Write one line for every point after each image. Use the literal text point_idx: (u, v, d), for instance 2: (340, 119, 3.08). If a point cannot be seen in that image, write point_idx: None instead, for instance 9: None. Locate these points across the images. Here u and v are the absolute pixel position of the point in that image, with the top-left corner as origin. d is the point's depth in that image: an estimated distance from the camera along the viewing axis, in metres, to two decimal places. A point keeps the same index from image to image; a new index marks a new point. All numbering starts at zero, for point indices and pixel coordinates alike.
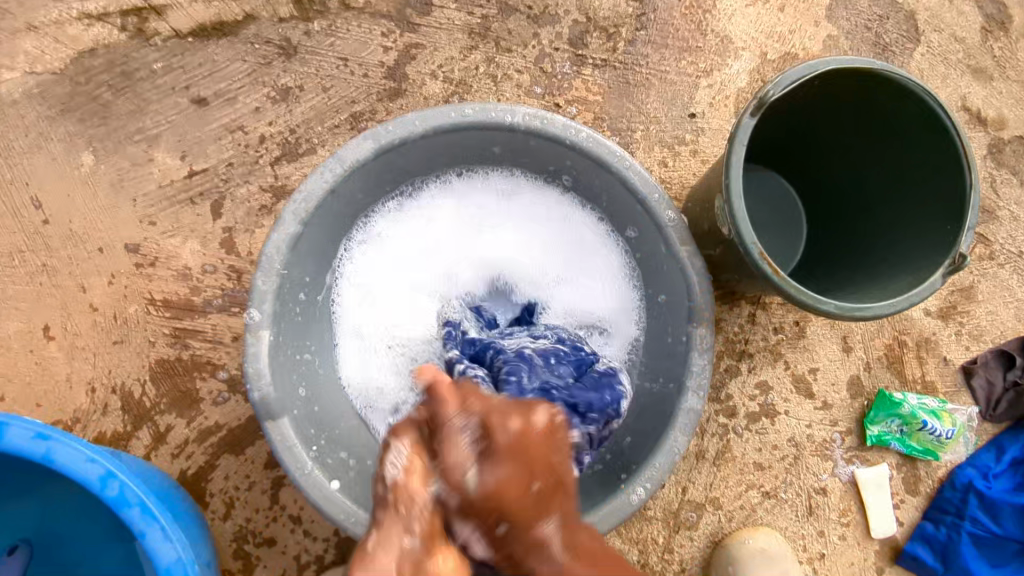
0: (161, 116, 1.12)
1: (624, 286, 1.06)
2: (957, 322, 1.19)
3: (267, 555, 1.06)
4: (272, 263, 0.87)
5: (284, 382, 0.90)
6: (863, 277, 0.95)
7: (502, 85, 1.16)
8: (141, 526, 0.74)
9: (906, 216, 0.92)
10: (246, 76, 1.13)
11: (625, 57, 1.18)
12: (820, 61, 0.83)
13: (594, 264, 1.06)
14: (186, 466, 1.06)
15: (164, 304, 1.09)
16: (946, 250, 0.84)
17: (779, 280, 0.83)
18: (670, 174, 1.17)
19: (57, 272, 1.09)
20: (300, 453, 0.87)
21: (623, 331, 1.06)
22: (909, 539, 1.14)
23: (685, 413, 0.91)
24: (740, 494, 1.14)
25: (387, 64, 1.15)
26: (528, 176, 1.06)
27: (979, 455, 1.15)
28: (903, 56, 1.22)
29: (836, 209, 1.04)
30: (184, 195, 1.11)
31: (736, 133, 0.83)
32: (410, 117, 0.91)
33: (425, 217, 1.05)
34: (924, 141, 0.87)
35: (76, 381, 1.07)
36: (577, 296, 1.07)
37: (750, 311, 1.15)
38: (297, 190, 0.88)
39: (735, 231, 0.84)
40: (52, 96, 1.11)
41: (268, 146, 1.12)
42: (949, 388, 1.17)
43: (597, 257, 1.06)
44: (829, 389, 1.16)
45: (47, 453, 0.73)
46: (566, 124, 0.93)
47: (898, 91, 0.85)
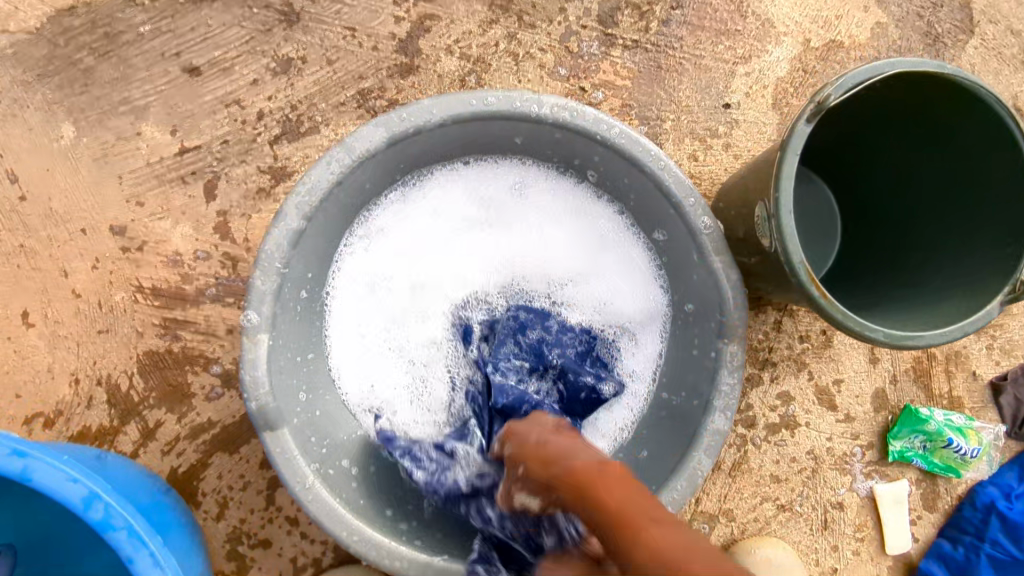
0: (149, 85, 1.02)
1: (651, 288, 0.97)
2: (989, 336, 1.13)
3: (262, 558, 1.01)
4: (272, 261, 0.80)
5: (283, 388, 0.83)
6: (906, 296, 0.89)
7: (523, 64, 1.07)
8: (128, 551, 0.68)
9: (957, 234, 0.85)
10: (243, 44, 1.03)
11: (658, 38, 1.09)
12: (885, 62, 0.75)
13: (619, 264, 0.97)
14: (177, 464, 1.00)
15: (152, 292, 1.01)
16: (1004, 275, 0.77)
17: (826, 304, 0.77)
18: (700, 169, 1.09)
19: (37, 254, 1.01)
20: (301, 465, 0.80)
21: (650, 335, 0.97)
22: (924, 556, 1.11)
23: (709, 435, 0.84)
24: (755, 507, 1.09)
25: (399, 37, 1.05)
26: (543, 167, 0.96)
27: (1002, 474, 1.11)
28: (955, 49, 1.14)
29: (877, 216, 0.97)
30: (175, 173, 1.02)
31: (789, 140, 0.76)
32: (426, 104, 0.82)
33: (431, 209, 0.96)
34: (987, 155, 0.80)
35: (58, 371, 1.00)
36: (601, 293, 0.97)
37: (775, 318, 1.10)
38: (301, 182, 0.80)
39: (780, 246, 0.77)
40: (28, 59, 1.01)
41: (267, 123, 1.03)
42: (976, 404, 1.13)
43: (621, 256, 0.97)
44: (852, 401, 1.11)
45: (24, 472, 0.66)
46: (597, 118, 0.85)
47: (966, 99, 0.78)
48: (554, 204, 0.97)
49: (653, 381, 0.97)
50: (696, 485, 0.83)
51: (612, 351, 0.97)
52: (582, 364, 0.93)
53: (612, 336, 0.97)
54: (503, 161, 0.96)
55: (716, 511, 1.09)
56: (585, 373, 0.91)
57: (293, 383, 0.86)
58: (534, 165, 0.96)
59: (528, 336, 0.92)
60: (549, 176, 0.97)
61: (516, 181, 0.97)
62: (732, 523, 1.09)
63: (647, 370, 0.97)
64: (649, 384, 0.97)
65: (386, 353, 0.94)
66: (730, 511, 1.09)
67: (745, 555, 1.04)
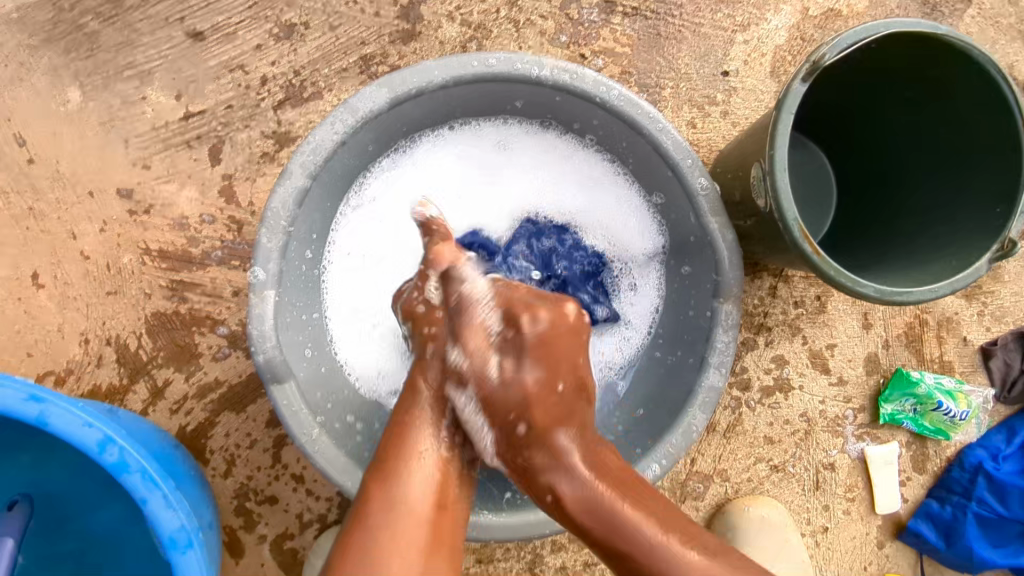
0: (154, 50, 1.03)
1: (648, 225, 0.98)
2: (980, 303, 1.16)
3: (268, 513, 1.04)
4: (278, 219, 0.81)
5: (288, 345, 0.86)
6: (897, 257, 0.91)
7: (524, 31, 1.08)
8: (143, 493, 0.71)
9: (950, 197, 0.87)
10: (246, 10, 1.04)
11: (657, 6, 1.10)
12: (881, 22, 0.76)
13: (613, 201, 0.99)
14: (186, 422, 1.03)
15: (160, 255, 1.03)
16: (993, 234, 0.80)
17: (818, 261, 0.79)
18: (699, 137, 1.10)
19: (45, 217, 1.02)
20: (307, 418, 0.83)
21: (648, 278, 1.00)
22: (912, 516, 1.14)
23: (705, 392, 0.86)
24: (749, 467, 1.12)
25: (401, 3, 1.06)
26: (533, 127, 0.98)
27: (990, 436, 1.14)
28: (952, 18, 1.15)
29: (873, 180, 0.99)
30: (180, 138, 1.04)
31: (785, 99, 0.77)
32: (429, 65, 0.84)
33: (420, 173, 0.98)
34: (980, 116, 0.82)
35: (68, 332, 1.02)
36: (600, 227, 1.00)
37: (771, 284, 1.12)
38: (305, 141, 0.82)
39: (775, 205, 0.79)
40: (33, 23, 1.02)
41: (271, 88, 1.04)
42: (966, 368, 1.15)
43: (612, 193, 0.99)
44: (845, 365, 1.13)
45: (40, 416, 0.69)
46: (596, 80, 0.86)
47: (960, 60, 0.79)
48: (543, 159, 0.99)
49: (650, 332, 1.00)
50: (691, 440, 0.86)
51: (617, 281, 1.01)
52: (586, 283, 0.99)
53: (619, 266, 1.01)
54: (493, 123, 0.97)
55: (710, 471, 1.12)
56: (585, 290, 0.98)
57: (299, 340, 0.89)
58: (521, 124, 0.97)
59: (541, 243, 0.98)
60: (538, 133, 0.98)
61: (503, 139, 0.99)
62: (726, 483, 1.12)
63: (647, 305, 1.00)
64: (646, 333, 1.00)
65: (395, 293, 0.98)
66: (724, 472, 1.12)
67: (738, 514, 1.09)
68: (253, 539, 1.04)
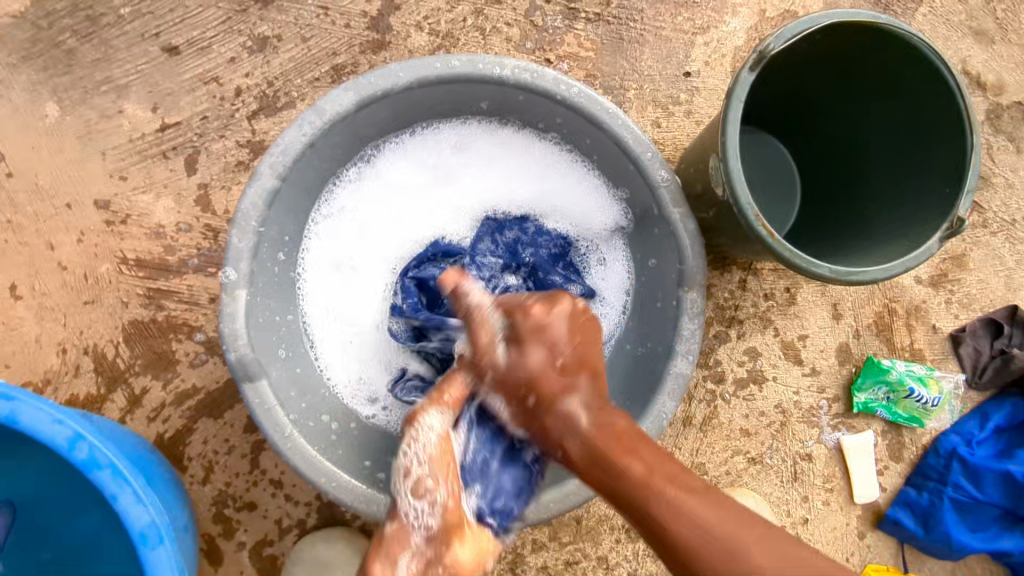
0: (130, 65, 1.06)
1: (612, 213, 1.00)
2: (947, 290, 1.17)
3: (248, 520, 1.04)
4: (248, 220, 0.83)
5: (261, 344, 0.87)
6: (858, 242, 0.93)
7: (490, 38, 1.11)
8: (113, 489, 0.72)
9: (905, 181, 0.90)
10: (220, 24, 1.07)
11: (619, 11, 1.14)
12: (823, 14, 0.80)
13: (579, 192, 1.01)
14: (163, 429, 1.03)
15: (137, 264, 1.05)
16: (944, 213, 0.82)
17: (774, 243, 0.81)
18: (663, 135, 1.14)
19: (23, 229, 1.04)
20: (279, 416, 0.84)
21: (616, 266, 1.02)
22: (891, 504, 1.14)
23: (672, 378, 0.88)
24: (727, 460, 1.13)
25: (371, 14, 1.09)
26: (497, 128, 1.00)
27: (963, 422, 1.15)
28: (905, 16, 1.20)
29: (832, 170, 1.02)
30: (156, 149, 1.06)
31: (734, 89, 0.80)
32: (394, 68, 0.86)
33: (388, 178, 1.00)
34: (927, 102, 0.85)
35: (46, 342, 1.03)
36: (568, 218, 1.02)
37: (741, 277, 1.14)
38: (275, 143, 0.84)
39: (730, 192, 0.82)
40: (12, 42, 1.05)
41: (244, 99, 1.07)
42: (937, 356, 1.17)
43: (574, 182, 1.01)
44: (818, 355, 1.15)
45: (10, 414, 0.70)
46: (556, 78, 0.88)
47: (903, 48, 0.82)
48: (506, 158, 1.01)
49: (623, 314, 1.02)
50: (661, 426, 0.87)
51: (586, 259, 1.03)
52: (554, 265, 1.02)
53: (587, 252, 1.03)
54: (456, 124, 1.00)
55: (688, 465, 1.12)
56: (554, 272, 1.01)
57: (273, 340, 0.90)
58: (483, 126, 1.00)
59: (504, 236, 1.02)
60: (500, 132, 1.00)
61: (464, 139, 1.01)
62: (704, 477, 1.13)
63: (615, 283, 1.02)
64: (620, 313, 1.02)
65: (369, 295, 0.99)
66: (702, 465, 1.13)
67: None
68: (232, 546, 1.04)
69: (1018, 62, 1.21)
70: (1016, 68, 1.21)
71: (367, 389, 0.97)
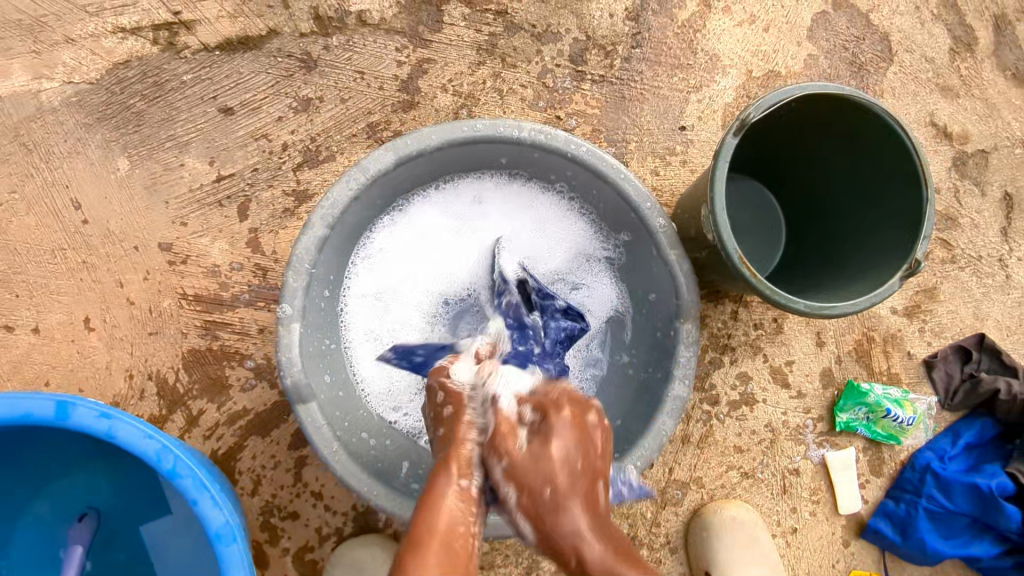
0: (191, 124, 1.21)
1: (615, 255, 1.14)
2: (920, 320, 1.30)
3: (291, 528, 1.16)
4: (302, 263, 0.96)
5: (311, 370, 0.99)
6: (831, 278, 1.06)
7: (507, 98, 1.26)
8: (193, 494, 0.85)
9: (872, 225, 1.03)
10: (270, 88, 1.22)
11: (621, 73, 1.28)
12: (795, 87, 0.94)
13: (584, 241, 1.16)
14: (217, 446, 1.16)
15: (195, 299, 1.18)
16: (903, 256, 0.95)
17: (757, 283, 0.94)
18: (662, 182, 1.27)
19: (96, 268, 1.18)
20: (328, 432, 0.96)
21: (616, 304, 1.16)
22: (872, 515, 1.25)
23: (671, 400, 1.00)
24: (722, 474, 1.25)
25: (401, 78, 1.24)
26: (512, 180, 1.14)
27: (937, 439, 1.26)
28: (876, 75, 1.34)
29: (811, 215, 1.15)
30: (213, 198, 1.20)
31: (720, 150, 0.94)
32: (427, 131, 1.00)
33: (419, 225, 1.14)
34: (888, 158, 0.98)
35: (115, 368, 1.16)
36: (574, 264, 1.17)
37: (732, 308, 1.26)
38: (325, 197, 0.97)
39: (718, 238, 0.95)
40: (89, 105, 1.19)
41: (290, 153, 1.21)
42: (912, 379, 1.29)
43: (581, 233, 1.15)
44: (803, 379, 1.27)
45: (109, 430, 0.84)
46: (567, 139, 1.02)
47: (863, 113, 0.96)
48: (522, 210, 1.15)
49: (624, 345, 1.15)
50: (662, 442, 0.99)
51: (590, 298, 1.16)
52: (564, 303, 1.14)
53: (593, 293, 1.16)
54: (479, 177, 1.13)
55: (687, 479, 1.24)
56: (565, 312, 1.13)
57: (321, 367, 1.03)
58: (502, 179, 1.14)
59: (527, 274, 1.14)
60: (518, 184, 1.14)
61: (485, 190, 1.15)
62: (701, 489, 1.24)
63: (611, 316, 1.16)
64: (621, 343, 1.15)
65: (399, 328, 1.13)
66: (700, 479, 1.24)
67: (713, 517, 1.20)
68: (277, 552, 1.16)
69: (980, 115, 1.35)
70: (979, 120, 1.35)
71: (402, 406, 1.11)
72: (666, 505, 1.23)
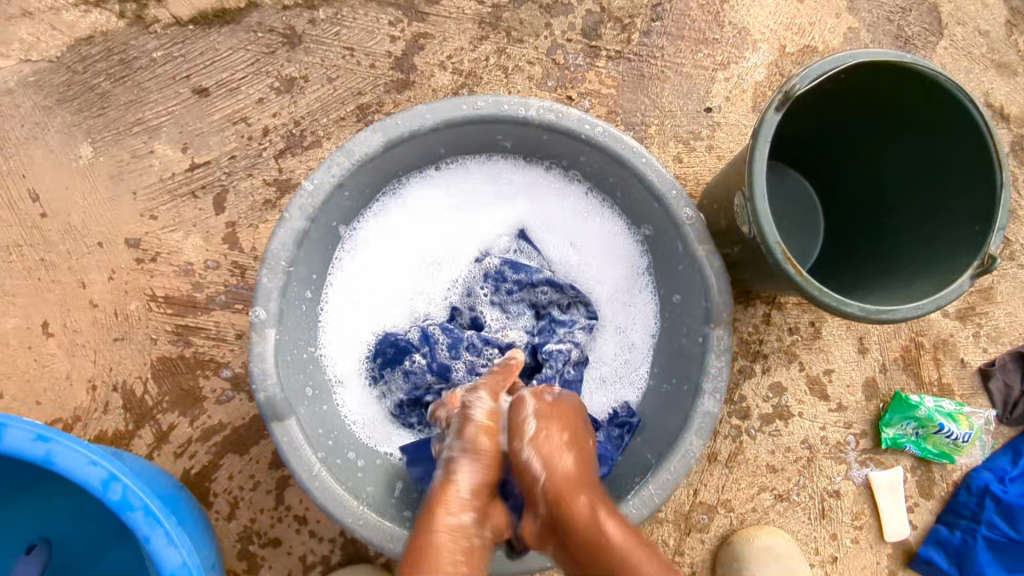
0: (161, 106, 1.09)
1: (631, 254, 1.00)
2: (975, 324, 1.16)
3: (271, 557, 1.04)
4: (278, 260, 0.84)
5: (289, 381, 0.87)
6: (884, 278, 0.93)
7: (513, 76, 1.13)
8: (145, 530, 0.73)
9: (934, 217, 0.89)
10: (249, 66, 1.10)
11: (640, 48, 1.15)
12: (847, 54, 0.80)
13: (602, 237, 1.01)
14: (190, 465, 1.04)
15: (165, 301, 1.06)
16: (973, 252, 0.82)
17: (803, 282, 0.81)
18: (685, 170, 1.14)
19: (56, 267, 1.06)
20: (307, 454, 0.83)
21: (637, 313, 1.01)
22: (922, 543, 1.12)
23: (700, 417, 0.87)
24: (753, 497, 1.11)
25: (395, 55, 1.11)
26: (519, 165, 1.01)
27: (995, 458, 1.13)
28: (926, 50, 1.20)
29: (858, 206, 1.02)
30: (186, 188, 1.08)
31: (760, 129, 0.81)
32: (420, 109, 0.87)
33: (413, 212, 1.01)
34: (953, 138, 0.85)
35: (76, 379, 1.04)
36: (587, 264, 1.02)
37: (765, 311, 1.13)
38: (304, 185, 0.85)
39: (758, 230, 0.82)
40: (48, 86, 1.08)
41: (272, 138, 1.09)
42: (966, 391, 1.15)
43: (598, 225, 1.01)
44: (844, 390, 1.14)
45: (47, 456, 0.72)
46: (580, 118, 0.89)
47: (927, 85, 0.83)
48: (530, 198, 1.02)
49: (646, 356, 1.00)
50: (689, 465, 0.86)
51: (609, 306, 1.01)
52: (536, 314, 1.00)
53: (611, 300, 1.01)
54: (481, 161, 1.00)
55: (714, 501, 1.11)
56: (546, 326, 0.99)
57: (300, 377, 0.90)
58: (508, 163, 1.00)
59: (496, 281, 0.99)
60: (526, 171, 1.01)
61: (489, 173, 1.01)
62: (730, 514, 1.11)
63: (631, 327, 1.01)
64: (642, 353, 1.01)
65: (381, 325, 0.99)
66: (728, 502, 1.11)
67: (744, 545, 1.07)
68: None
69: None
70: None
71: (382, 432, 0.96)
72: (691, 531, 1.10)
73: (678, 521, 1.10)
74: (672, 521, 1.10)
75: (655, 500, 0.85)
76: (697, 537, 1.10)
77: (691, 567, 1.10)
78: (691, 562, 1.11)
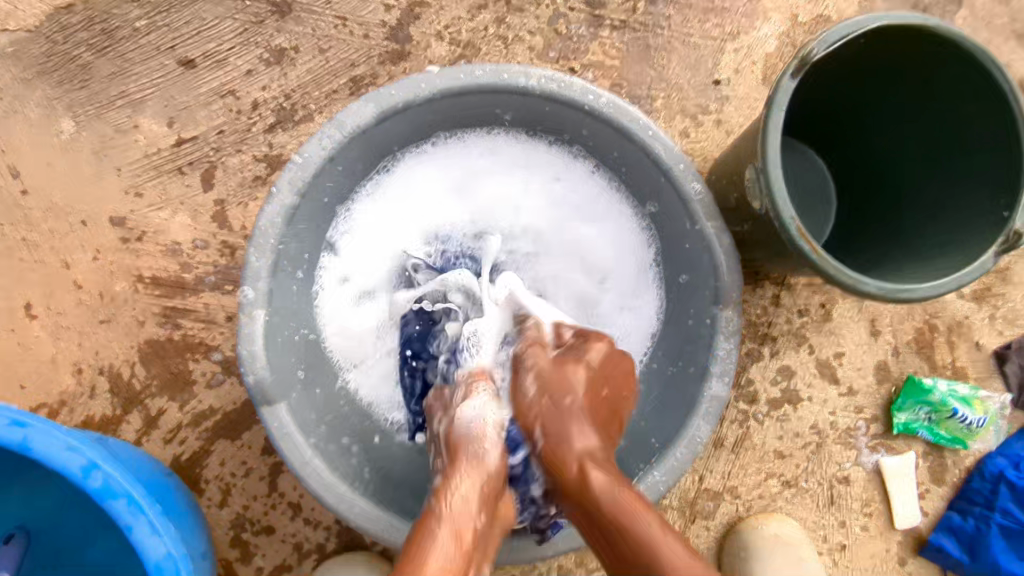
0: (145, 78, 1.04)
1: (636, 232, 0.96)
2: (991, 306, 1.12)
3: (265, 544, 1.01)
4: (266, 238, 0.80)
5: (280, 365, 0.83)
6: (902, 256, 0.89)
7: (512, 47, 1.08)
8: (128, 520, 0.70)
9: (955, 190, 0.85)
10: (237, 36, 1.05)
11: (646, 17, 1.10)
12: (867, 16, 0.75)
13: (606, 213, 0.97)
14: (180, 451, 1.01)
15: (153, 282, 1.02)
16: (997, 228, 0.77)
17: (819, 259, 0.77)
18: (692, 146, 1.10)
19: (38, 247, 1.02)
20: (299, 440, 0.79)
21: (644, 294, 0.97)
22: (933, 530, 1.09)
23: (708, 401, 0.83)
24: (761, 483, 1.08)
25: (390, 24, 1.06)
26: (521, 139, 0.96)
27: (1011, 444, 1.09)
28: (944, 19, 1.14)
29: (875, 182, 0.98)
30: (172, 164, 1.04)
31: (774, 97, 0.77)
32: (414, 78, 0.83)
33: (411, 189, 0.96)
34: (978, 108, 0.80)
35: (62, 362, 1.01)
36: (592, 237, 0.97)
37: (774, 292, 1.09)
38: (294, 158, 0.81)
39: (771, 205, 0.78)
40: (27, 57, 1.03)
41: (261, 112, 1.04)
42: (981, 374, 1.11)
43: (602, 200, 0.97)
44: (855, 374, 1.10)
45: (24, 442, 0.68)
46: (584, 88, 0.84)
47: (950, 50, 0.78)
48: (532, 170, 0.97)
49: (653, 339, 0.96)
50: (696, 451, 0.82)
51: (615, 285, 0.97)
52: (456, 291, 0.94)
53: (617, 278, 0.97)
54: (479, 135, 0.96)
55: (720, 488, 1.08)
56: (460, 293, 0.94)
57: (292, 360, 0.86)
58: (509, 137, 0.96)
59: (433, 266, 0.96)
60: (527, 145, 0.96)
61: (489, 147, 0.96)
62: (737, 500, 1.08)
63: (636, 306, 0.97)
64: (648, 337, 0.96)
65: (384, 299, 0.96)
66: (735, 489, 1.08)
67: (751, 533, 1.04)
68: (251, 571, 1.01)
69: None
70: None
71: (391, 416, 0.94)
72: (696, 518, 1.08)
73: (683, 508, 1.07)
74: (677, 508, 1.07)
75: (658, 486, 0.81)
76: (702, 524, 1.08)
77: (696, 555, 1.08)
78: (696, 550, 1.08)
